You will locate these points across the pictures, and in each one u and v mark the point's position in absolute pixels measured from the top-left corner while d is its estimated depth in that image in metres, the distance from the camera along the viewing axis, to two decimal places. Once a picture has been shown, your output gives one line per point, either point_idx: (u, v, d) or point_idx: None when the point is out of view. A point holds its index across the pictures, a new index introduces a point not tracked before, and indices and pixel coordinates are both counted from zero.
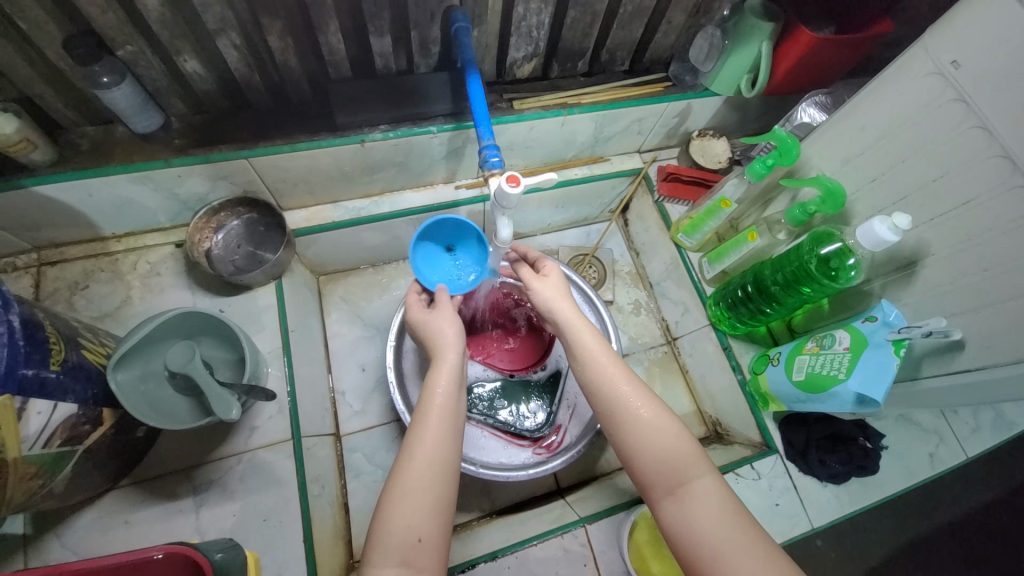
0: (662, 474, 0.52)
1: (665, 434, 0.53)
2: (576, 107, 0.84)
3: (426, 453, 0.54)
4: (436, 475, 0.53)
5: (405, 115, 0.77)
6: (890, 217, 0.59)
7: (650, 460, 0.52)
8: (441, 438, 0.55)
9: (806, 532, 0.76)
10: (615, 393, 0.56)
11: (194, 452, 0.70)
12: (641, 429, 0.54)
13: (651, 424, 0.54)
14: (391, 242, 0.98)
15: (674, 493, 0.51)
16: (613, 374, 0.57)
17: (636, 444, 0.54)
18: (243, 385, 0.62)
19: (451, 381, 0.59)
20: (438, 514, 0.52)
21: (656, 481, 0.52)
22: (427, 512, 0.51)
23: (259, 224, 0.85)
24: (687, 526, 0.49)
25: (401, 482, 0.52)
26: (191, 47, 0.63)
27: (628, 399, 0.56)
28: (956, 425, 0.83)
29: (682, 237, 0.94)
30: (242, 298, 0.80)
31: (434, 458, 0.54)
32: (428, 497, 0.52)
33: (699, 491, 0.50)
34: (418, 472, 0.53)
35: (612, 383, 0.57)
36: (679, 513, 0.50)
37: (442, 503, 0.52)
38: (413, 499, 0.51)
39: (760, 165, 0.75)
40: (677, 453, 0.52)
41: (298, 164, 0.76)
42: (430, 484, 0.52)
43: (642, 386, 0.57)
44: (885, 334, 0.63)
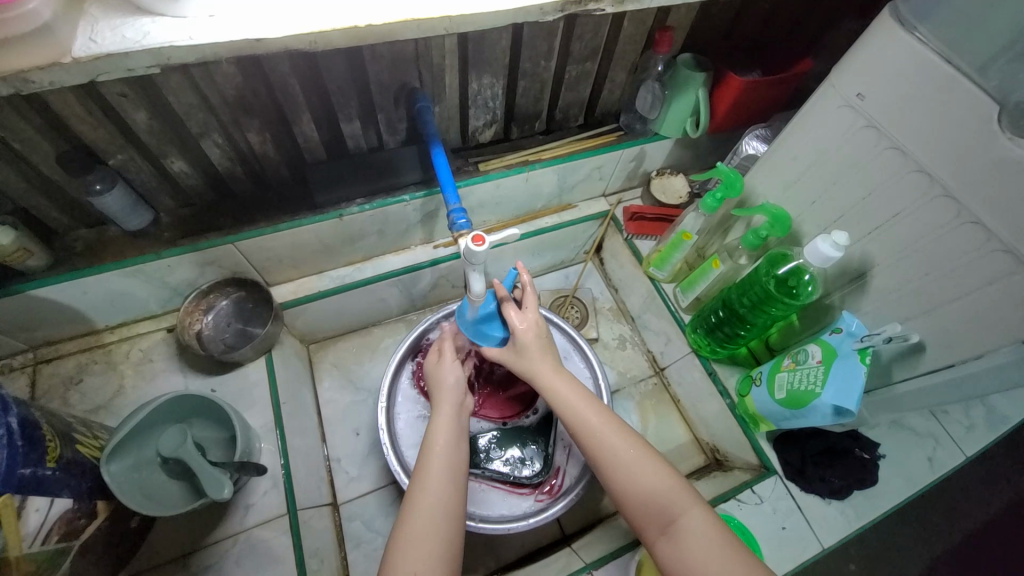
0: (653, 514, 0.55)
1: (652, 472, 0.56)
2: (537, 163, 0.91)
3: (429, 501, 0.56)
4: (441, 526, 0.55)
5: (378, 187, 0.83)
6: (830, 235, 0.64)
7: (640, 501, 0.55)
8: (443, 486, 0.57)
9: (816, 554, 0.74)
10: (602, 438, 0.60)
11: (188, 538, 0.70)
12: (630, 471, 0.57)
13: (639, 464, 0.57)
14: (376, 304, 1.01)
15: (667, 531, 0.54)
16: (597, 420, 0.61)
17: (626, 486, 0.56)
18: (236, 462, 0.63)
19: (450, 432, 0.63)
20: (441, 564, 0.53)
21: (649, 522, 0.55)
22: (432, 562, 0.52)
23: (247, 302, 0.88)
24: (682, 561, 0.52)
25: (405, 535, 0.54)
26: (178, 149, 0.69)
27: (614, 442, 0.59)
28: (948, 426, 0.84)
29: (654, 270, 0.98)
30: (233, 375, 0.82)
31: (438, 506, 0.56)
32: (434, 547, 0.53)
33: (691, 525, 0.53)
34: (422, 523, 0.54)
35: (596, 428, 0.60)
36: (674, 550, 0.52)
37: (446, 552, 0.54)
38: (417, 550, 0.52)
39: (710, 199, 0.81)
40: (672, 492, 0.56)
41: (281, 241, 0.81)
42: (434, 533, 0.54)
43: (624, 429, 0.61)
44: (851, 343, 0.66)
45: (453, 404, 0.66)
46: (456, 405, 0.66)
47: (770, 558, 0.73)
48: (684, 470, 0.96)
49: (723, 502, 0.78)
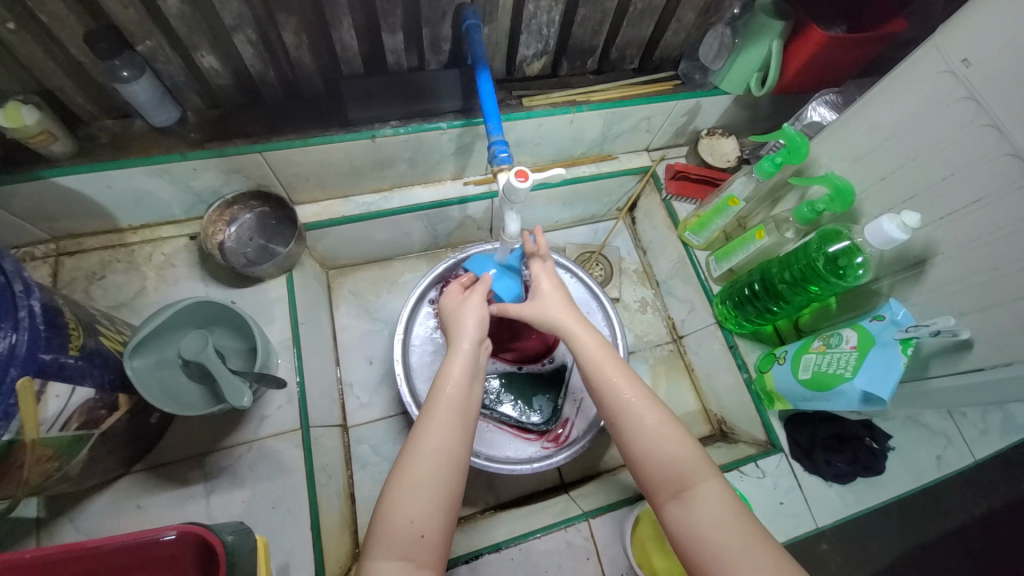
0: (665, 477, 0.53)
1: (667, 439, 0.55)
2: (585, 105, 0.85)
3: (433, 448, 0.55)
4: (444, 470, 0.54)
5: (415, 111, 0.78)
6: (898, 215, 0.59)
7: (654, 466, 0.54)
8: (449, 434, 0.56)
9: (810, 531, 0.75)
10: (620, 399, 0.58)
11: (205, 439, 0.72)
12: (645, 433, 0.55)
13: (655, 431, 0.55)
14: (399, 237, 0.99)
15: (678, 497, 0.52)
16: (620, 382, 0.59)
17: (641, 448, 0.55)
18: (255, 373, 0.64)
19: (464, 378, 0.60)
20: (441, 510, 0.52)
21: (660, 484, 0.54)
22: (433, 508, 0.52)
23: (271, 218, 0.86)
24: (692, 528, 0.51)
25: (409, 479, 0.53)
26: (209, 43, 0.65)
27: (634, 405, 0.57)
28: (964, 427, 0.82)
29: (689, 235, 0.94)
30: (253, 290, 0.81)
31: (443, 454, 0.55)
32: (432, 494, 0.52)
33: (703, 493, 0.52)
34: (425, 468, 0.53)
35: (618, 388, 0.58)
36: (684, 516, 0.51)
37: (447, 500, 0.53)
38: (419, 496, 0.52)
39: (768, 163, 0.75)
40: (685, 460, 0.54)
41: (310, 158, 0.78)
42: (435, 480, 0.53)
43: (642, 392, 0.58)
44: (894, 332, 0.62)
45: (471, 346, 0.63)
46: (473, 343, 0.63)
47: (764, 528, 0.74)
48: None
49: (726, 471, 0.79)
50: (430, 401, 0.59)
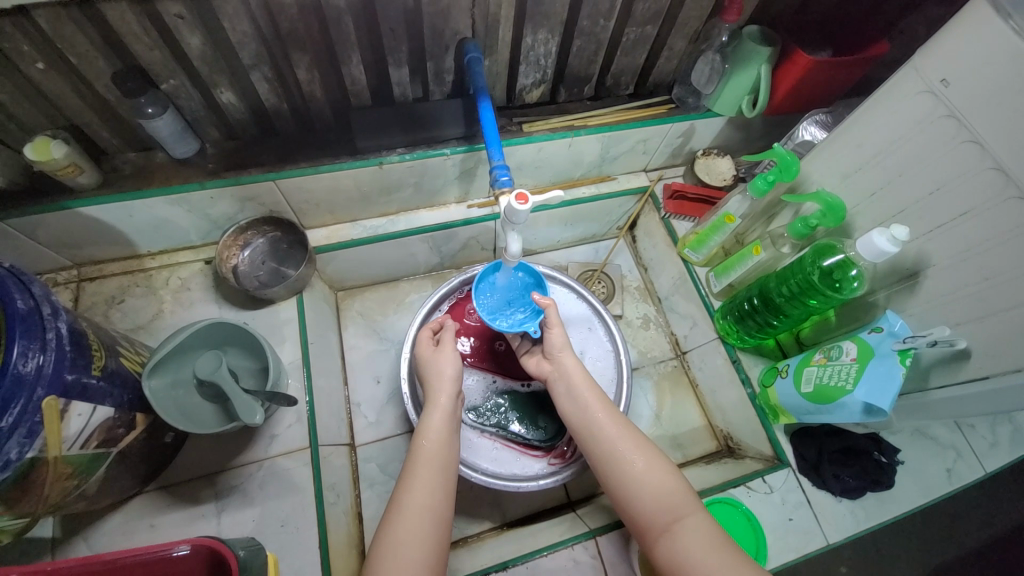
0: (656, 511, 0.58)
1: (652, 476, 0.60)
2: (583, 129, 0.89)
3: (418, 503, 0.59)
4: (428, 524, 0.58)
5: (420, 138, 0.82)
6: (888, 229, 0.61)
7: (645, 502, 0.59)
8: (433, 489, 0.60)
9: (821, 548, 0.74)
10: (606, 443, 0.64)
11: (217, 459, 0.73)
12: (629, 473, 0.61)
13: (643, 469, 0.61)
14: (406, 258, 1.01)
15: (668, 529, 0.57)
16: (608, 422, 0.66)
17: (629, 488, 0.60)
18: (267, 392, 0.65)
19: (444, 433, 0.66)
20: (425, 568, 0.55)
21: (651, 518, 0.58)
22: (416, 567, 0.55)
23: (282, 242, 0.89)
24: (680, 561, 0.54)
25: (391, 538, 0.56)
26: (227, 80, 0.69)
27: (623, 444, 0.63)
28: (973, 440, 0.81)
29: (688, 252, 0.96)
30: (265, 312, 0.84)
31: (426, 511, 0.58)
32: (420, 551, 0.56)
33: (687, 523, 0.57)
34: (409, 524, 0.57)
35: (605, 431, 0.65)
36: (674, 548, 0.55)
37: (431, 558, 0.56)
38: (403, 555, 0.55)
39: (761, 181, 0.77)
40: (670, 495, 0.59)
41: (321, 185, 0.81)
42: (422, 535, 0.57)
43: (626, 431, 0.65)
44: (892, 344, 0.63)
45: (448, 398, 0.69)
46: (450, 398, 0.69)
47: (774, 546, 0.74)
48: (695, 454, 0.96)
49: (733, 487, 0.78)
50: (413, 456, 0.64)
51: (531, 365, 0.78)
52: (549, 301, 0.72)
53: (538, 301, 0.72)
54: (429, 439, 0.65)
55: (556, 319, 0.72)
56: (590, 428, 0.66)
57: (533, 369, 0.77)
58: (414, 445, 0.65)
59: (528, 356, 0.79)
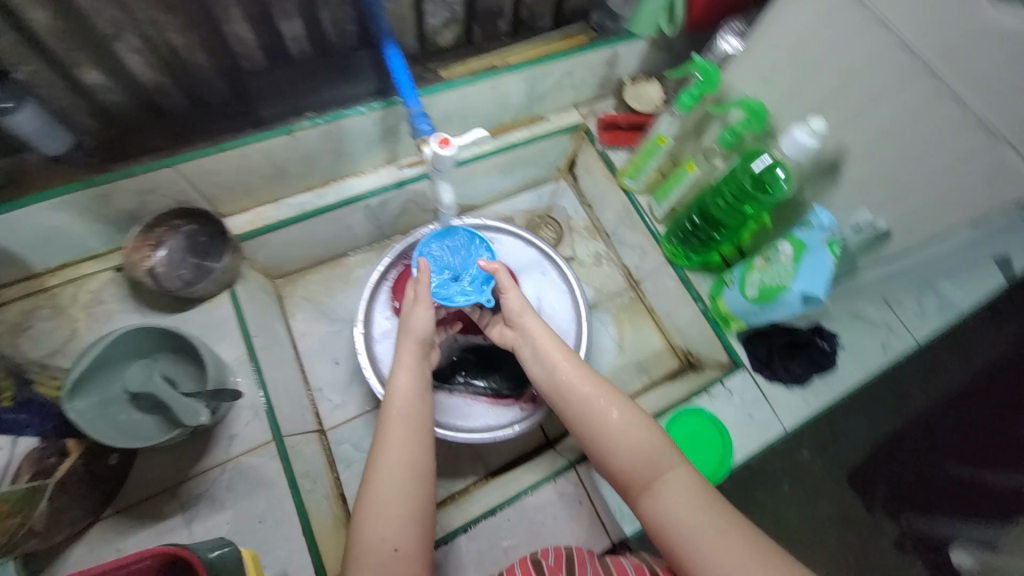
0: (636, 468, 0.56)
1: (630, 432, 0.58)
2: (503, 68, 0.84)
3: (395, 458, 0.58)
4: (408, 481, 0.57)
5: (330, 98, 0.76)
6: (807, 123, 0.62)
7: (625, 458, 0.57)
8: (410, 445, 0.59)
9: (779, 435, 0.80)
10: (581, 401, 0.62)
11: (175, 471, 0.69)
12: (605, 430, 0.59)
13: (621, 425, 0.59)
14: (342, 233, 0.96)
15: (650, 486, 0.55)
16: (580, 381, 0.63)
17: (607, 445, 0.59)
18: (210, 390, 0.62)
19: (414, 390, 0.64)
20: (411, 520, 0.55)
21: (632, 476, 0.57)
22: (400, 522, 0.54)
23: (201, 235, 0.81)
24: (662, 518, 0.53)
25: (371, 502, 0.55)
26: (90, 57, 0.60)
27: (596, 400, 0.61)
28: (904, 313, 0.87)
29: (628, 181, 0.96)
30: (197, 312, 0.77)
31: (405, 464, 0.57)
32: (400, 510, 0.55)
33: (669, 476, 0.55)
34: (386, 484, 0.56)
35: (579, 389, 0.63)
36: (656, 505, 0.54)
37: (416, 514, 0.56)
38: (385, 513, 0.54)
39: (687, 97, 0.78)
40: (650, 449, 0.57)
41: (228, 165, 0.74)
42: (403, 489, 0.56)
43: (603, 387, 0.63)
44: (821, 236, 0.67)
45: (418, 356, 0.67)
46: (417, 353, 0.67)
47: (739, 442, 0.79)
48: (659, 374, 1.00)
49: (696, 397, 0.83)
50: (384, 417, 0.62)
51: (494, 335, 0.75)
52: (498, 266, 0.72)
53: (487, 267, 0.73)
54: (401, 397, 0.63)
55: (507, 282, 0.71)
56: (562, 387, 0.64)
57: (498, 338, 0.74)
58: (386, 404, 0.63)
59: (491, 327, 0.76)
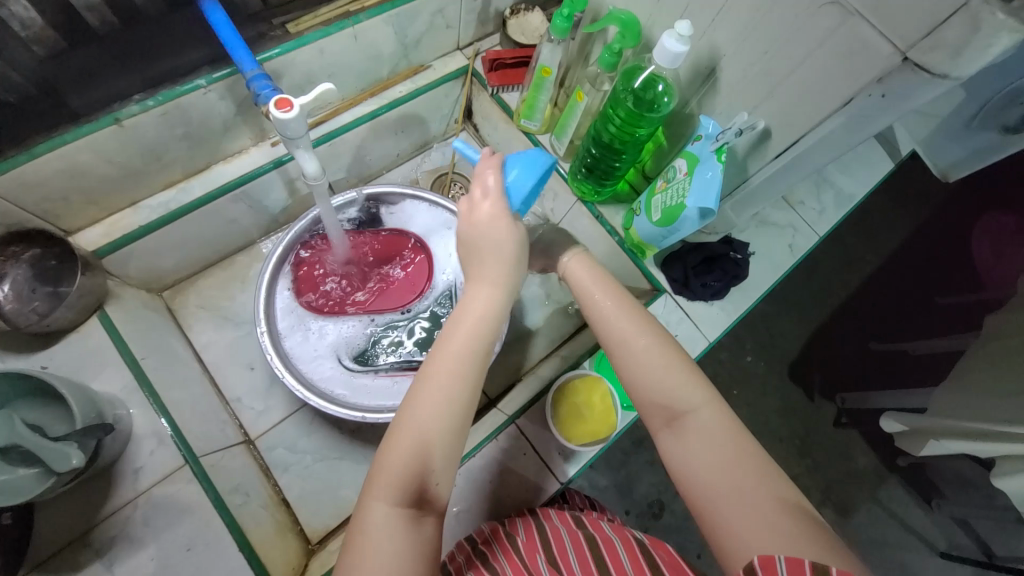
0: (665, 409, 0.50)
1: (673, 374, 0.51)
2: (361, 13, 0.75)
3: (450, 377, 0.48)
4: (453, 406, 0.47)
5: (159, 75, 0.66)
6: (675, 28, 0.59)
7: (660, 395, 0.50)
8: (467, 369, 0.49)
9: (703, 349, 0.83)
10: (621, 333, 0.53)
11: (78, 521, 0.62)
12: (650, 368, 0.51)
13: (666, 360, 0.52)
14: (226, 229, 0.87)
15: (675, 426, 0.50)
16: (621, 316, 0.54)
17: (642, 381, 0.51)
18: (80, 429, 0.55)
19: (482, 315, 0.52)
20: (452, 441, 0.47)
21: (653, 415, 0.51)
22: (442, 448, 0.46)
23: (48, 259, 0.71)
24: (686, 457, 0.48)
25: (412, 420, 0.46)
26: None
27: (629, 334, 0.53)
28: (805, 213, 0.92)
29: (525, 122, 0.91)
30: (64, 346, 0.68)
31: (457, 386, 0.48)
32: (444, 433, 0.46)
33: (701, 424, 0.49)
34: (433, 407, 0.46)
35: (620, 328, 0.54)
36: (679, 448, 0.49)
37: (457, 434, 0.47)
38: (428, 433, 0.46)
39: (559, 20, 0.73)
40: (687, 390, 0.50)
41: (51, 172, 0.63)
42: (449, 412, 0.47)
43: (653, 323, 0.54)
44: (709, 146, 0.65)
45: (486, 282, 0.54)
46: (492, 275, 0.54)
47: None
48: None
49: None
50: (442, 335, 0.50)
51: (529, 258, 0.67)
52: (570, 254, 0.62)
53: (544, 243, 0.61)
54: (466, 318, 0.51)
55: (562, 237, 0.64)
56: (600, 319, 0.55)
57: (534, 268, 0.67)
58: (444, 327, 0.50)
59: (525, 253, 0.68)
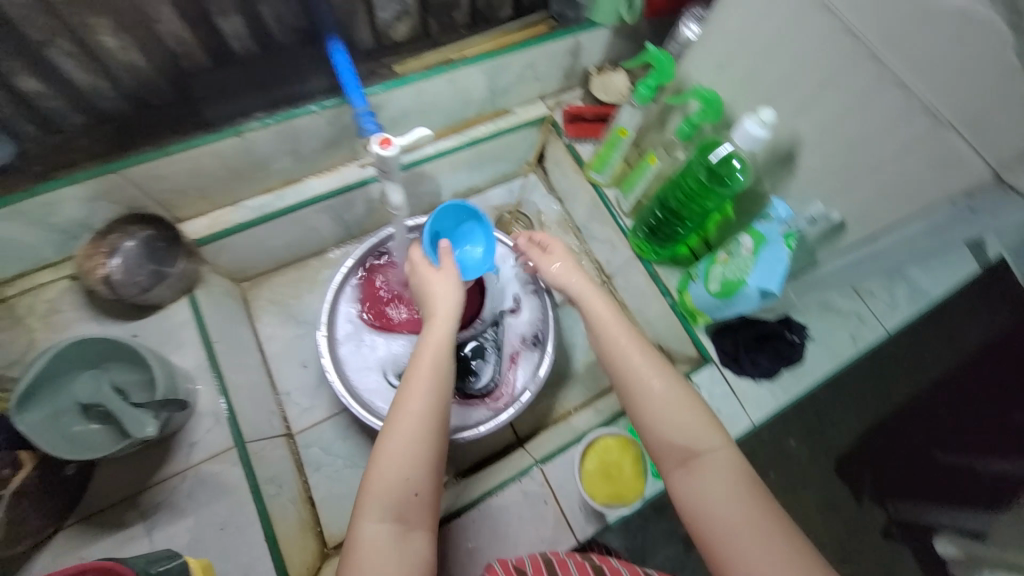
0: (674, 446, 0.52)
1: (684, 409, 0.53)
2: (459, 62, 0.82)
3: (424, 405, 0.53)
4: (427, 428, 0.52)
5: (280, 98, 0.74)
6: (757, 114, 0.62)
7: (668, 431, 0.52)
8: (438, 397, 0.54)
9: (746, 429, 0.80)
10: (630, 366, 0.56)
11: (135, 479, 0.69)
12: (657, 407, 0.53)
13: (671, 397, 0.54)
14: (307, 235, 0.95)
15: (687, 465, 0.51)
16: (632, 349, 0.57)
17: (650, 416, 0.53)
18: (158, 400, 0.61)
19: (444, 347, 0.58)
20: (429, 463, 0.51)
21: (667, 452, 0.52)
22: (422, 466, 0.51)
23: (158, 240, 0.78)
24: (697, 494, 0.49)
25: (394, 438, 0.51)
26: (18, 62, 0.59)
27: (640, 369, 0.55)
28: (874, 304, 0.88)
29: (594, 175, 0.94)
30: (155, 319, 0.77)
31: (429, 413, 0.53)
32: (423, 451, 0.51)
33: (713, 462, 0.50)
34: (411, 428, 0.51)
35: (632, 362, 0.56)
36: (690, 485, 0.50)
37: (434, 456, 0.52)
38: (408, 453, 0.50)
39: (643, 88, 0.76)
40: (696, 429, 0.52)
41: (177, 169, 0.73)
42: (425, 436, 0.52)
43: (657, 358, 0.56)
44: (778, 229, 0.66)
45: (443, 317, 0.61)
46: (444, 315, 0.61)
47: None
48: None
49: None
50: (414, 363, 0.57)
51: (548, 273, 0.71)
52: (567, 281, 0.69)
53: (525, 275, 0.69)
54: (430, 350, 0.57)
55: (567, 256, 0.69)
56: (610, 351, 0.58)
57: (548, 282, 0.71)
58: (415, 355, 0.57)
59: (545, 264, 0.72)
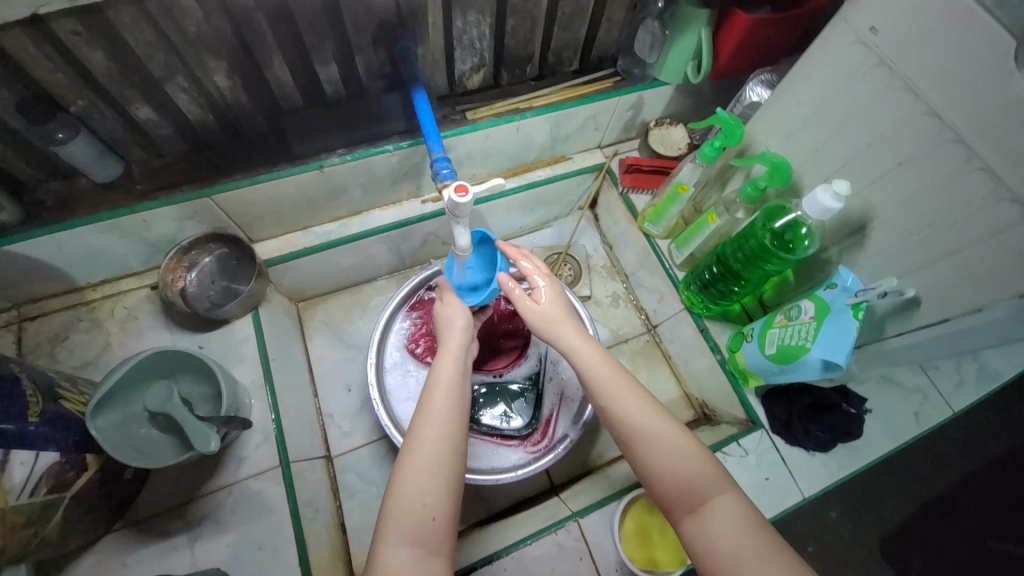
0: (682, 490, 0.52)
1: (686, 453, 0.54)
2: (528, 111, 0.86)
3: (438, 434, 0.54)
4: (442, 456, 0.53)
5: (360, 137, 0.79)
6: (831, 185, 0.61)
7: (674, 473, 0.53)
8: (453, 425, 0.55)
9: (796, 503, 0.76)
10: (630, 408, 0.56)
11: (186, 488, 0.71)
12: (663, 453, 0.54)
13: (672, 440, 0.55)
14: (365, 262, 0.99)
15: (697, 509, 0.51)
16: (630, 390, 0.58)
17: (656, 459, 0.54)
18: (223, 416, 0.64)
19: (456, 376, 0.59)
20: (448, 492, 0.52)
21: (675, 497, 0.53)
22: (439, 492, 0.51)
23: (232, 258, 0.86)
24: (707, 538, 0.49)
25: (411, 464, 0.52)
26: (141, 95, 0.65)
27: (639, 411, 0.56)
28: (939, 381, 0.82)
29: (648, 226, 0.95)
30: (221, 333, 0.81)
31: (445, 440, 0.54)
32: (440, 477, 0.52)
33: (721, 506, 0.51)
34: (426, 455, 0.52)
35: (630, 405, 0.57)
36: (699, 529, 0.50)
37: (452, 482, 0.53)
38: (428, 478, 0.51)
39: (709, 148, 0.78)
40: (699, 472, 0.53)
41: (260, 196, 0.78)
42: (440, 465, 0.52)
43: (653, 399, 0.57)
44: (845, 299, 0.64)
45: (458, 347, 0.62)
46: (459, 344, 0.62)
47: None
48: None
49: None
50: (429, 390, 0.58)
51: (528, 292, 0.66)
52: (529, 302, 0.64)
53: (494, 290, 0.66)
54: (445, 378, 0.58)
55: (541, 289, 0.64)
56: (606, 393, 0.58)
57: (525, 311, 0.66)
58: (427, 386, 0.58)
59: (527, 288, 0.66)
